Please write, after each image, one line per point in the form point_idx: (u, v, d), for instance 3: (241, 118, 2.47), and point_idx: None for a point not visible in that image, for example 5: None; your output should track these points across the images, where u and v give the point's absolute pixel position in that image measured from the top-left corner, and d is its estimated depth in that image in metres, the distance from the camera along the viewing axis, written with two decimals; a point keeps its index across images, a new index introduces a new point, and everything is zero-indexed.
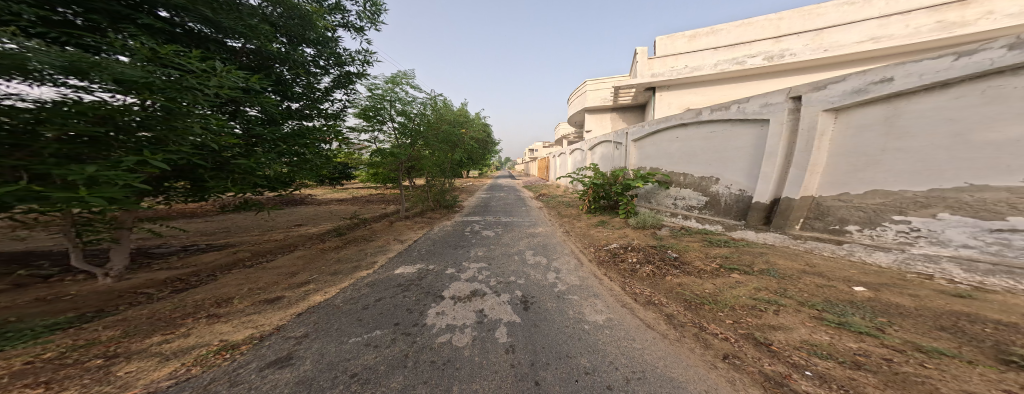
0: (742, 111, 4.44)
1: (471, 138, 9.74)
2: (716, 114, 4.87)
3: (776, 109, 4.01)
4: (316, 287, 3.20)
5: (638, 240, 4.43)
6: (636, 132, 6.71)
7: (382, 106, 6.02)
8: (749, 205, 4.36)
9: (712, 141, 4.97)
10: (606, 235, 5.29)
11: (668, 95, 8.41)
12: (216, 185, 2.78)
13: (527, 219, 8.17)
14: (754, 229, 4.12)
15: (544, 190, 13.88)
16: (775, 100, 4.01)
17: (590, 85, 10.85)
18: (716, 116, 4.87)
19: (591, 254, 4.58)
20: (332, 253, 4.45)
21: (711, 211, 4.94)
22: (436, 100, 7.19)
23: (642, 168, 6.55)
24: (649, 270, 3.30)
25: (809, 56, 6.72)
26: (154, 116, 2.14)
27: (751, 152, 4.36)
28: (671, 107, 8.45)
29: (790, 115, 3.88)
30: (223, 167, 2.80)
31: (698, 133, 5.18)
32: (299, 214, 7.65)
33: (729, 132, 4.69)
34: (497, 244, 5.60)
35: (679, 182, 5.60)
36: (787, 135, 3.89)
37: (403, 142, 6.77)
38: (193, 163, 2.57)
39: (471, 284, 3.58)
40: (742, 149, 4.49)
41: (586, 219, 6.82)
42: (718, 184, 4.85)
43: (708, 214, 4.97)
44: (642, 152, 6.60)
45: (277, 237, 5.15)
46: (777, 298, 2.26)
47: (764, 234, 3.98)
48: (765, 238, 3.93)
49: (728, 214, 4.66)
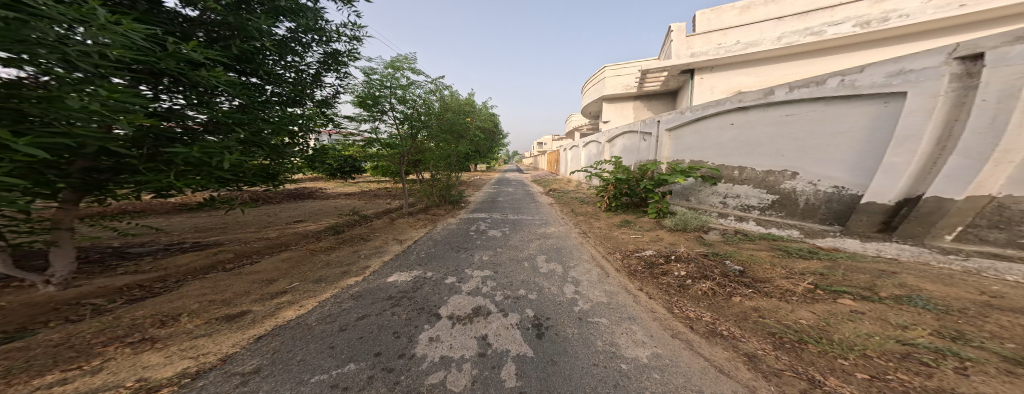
0: (850, 85, 3.42)
1: (477, 128, 9.12)
2: (798, 93, 3.87)
3: (924, 76, 2.91)
4: (291, 300, 2.69)
5: (680, 247, 3.64)
6: (673, 120, 5.80)
7: (376, 92, 5.43)
8: (852, 207, 3.43)
9: (787, 126, 4.03)
10: (639, 238, 4.49)
11: (711, 78, 7.43)
12: (151, 180, 2.12)
13: (539, 217, 7.49)
14: (860, 238, 3.22)
15: (557, 184, 13.13)
16: (929, 64, 2.89)
17: (608, 71, 9.78)
18: (798, 95, 3.88)
19: (618, 262, 3.84)
20: (322, 254, 3.96)
21: (779, 212, 4.08)
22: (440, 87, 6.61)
23: (679, 161, 5.65)
24: (707, 288, 2.52)
25: (929, 16, 5.19)
26: (16, 85, 1.58)
27: (856, 137, 3.40)
28: (716, 91, 7.45)
29: (956, 82, 2.74)
30: (154, 157, 2.16)
31: (767, 118, 4.25)
32: (303, 208, 7.34)
33: (821, 113, 3.70)
34: (505, 247, 4.97)
35: (732, 177, 4.74)
36: (944, 112, 2.79)
37: (403, 135, 6.34)
38: (108, 149, 1.95)
39: (474, 299, 2.96)
40: (838, 134, 3.54)
41: (611, 218, 6.04)
42: (796, 179, 3.92)
43: (774, 216, 4.13)
44: (680, 143, 5.70)
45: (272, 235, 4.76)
46: (955, 348, 1.41)
47: (880, 245, 3.07)
48: (884, 251, 3.00)
49: (809, 216, 3.79)
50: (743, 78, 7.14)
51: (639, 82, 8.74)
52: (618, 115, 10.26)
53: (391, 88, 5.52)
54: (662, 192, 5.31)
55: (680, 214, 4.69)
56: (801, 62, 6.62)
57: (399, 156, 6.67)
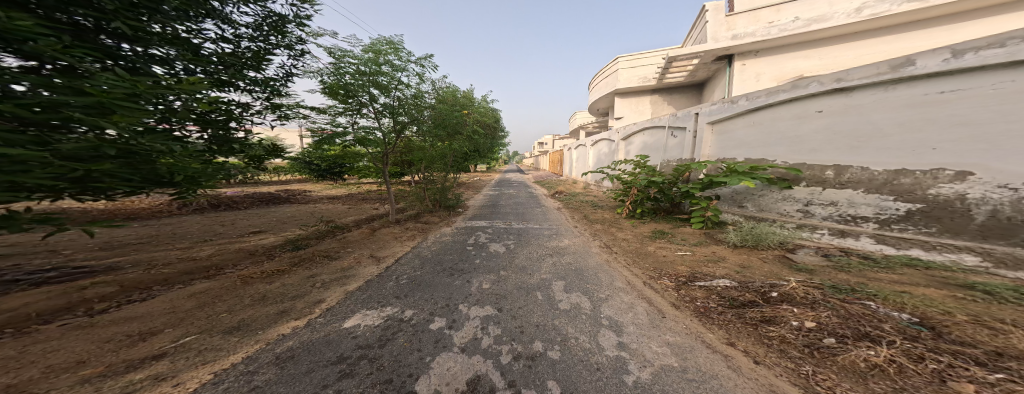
0: None
1: (475, 123, 8.17)
2: (974, 57, 2.59)
3: None
4: (161, 373, 1.56)
5: (761, 275, 2.62)
6: (725, 111, 4.79)
7: (345, 78, 4.43)
8: None
9: (943, 106, 2.78)
10: (690, 257, 3.46)
11: (759, 63, 6.33)
12: None
13: (548, 225, 6.45)
14: None
15: (562, 186, 12.18)
16: None
17: (622, 62, 8.81)
18: (972, 61, 2.60)
19: (672, 294, 2.80)
20: (263, 280, 2.85)
21: (930, 227, 2.85)
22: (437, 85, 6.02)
23: (728, 160, 4.75)
24: (879, 360, 1.45)
25: None
26: None
27: None
28: (764, 78, 6.36)
29: None
30: None
31: (899, 98, 3.05)
32: (271, 214, 6.21)
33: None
34: (512, 268, 3.90)
35: (825, 179, 3.59)
36: None
37: (387, 133, 5.40)
38: None
39: (473, 365, 1.89)
40: None
41: (640, 229, 5.04)
42: (968, 182, 2.67)
43: (911, 232, 2.95)
44: (736, 138, 4.67)
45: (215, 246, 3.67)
46: None
47: None
48: None
49: (990, 236, 2.56)
50: (801, 62, 6.14)
51: (659, 77, 7.86)
52: (633, 111, 9.43)
53: (368, 71, 4.52)
54: (710, 198, 4.31)
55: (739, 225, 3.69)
56: (887, 39, 5.56)
57: (383, 154, 5.68)
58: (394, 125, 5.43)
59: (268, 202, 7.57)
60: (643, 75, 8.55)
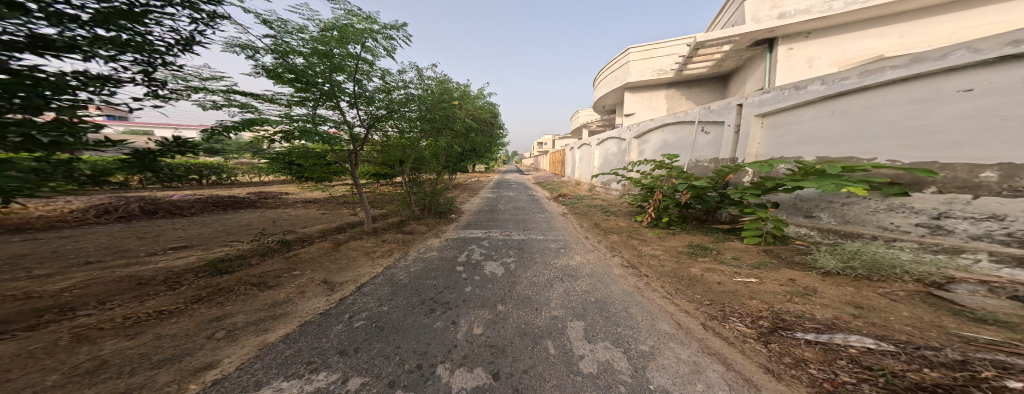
0: None
1: (470, 117, 7.26)
2: None
3: None
4: None
5: (903, 323, 1.68)
6: (794, 98, 3.69)
7: (290, 61, 3.41)
8: None
9: None
10: (758, 286, 2.53)
11: (814, 45, 5.23)
12: None
13: (554, 236, 5.49)
14: None
15: (566, 188, 11.32)
16: None
17: (633, 53, 8.04)
18: None
19: (758, 349, 1.85)
20: (118, 334, 1.82)
21: None
22: (423, 76, 5.31)
23: (787, 159, 3.80)
24: None
25: None
26: None
27: None
28: (819, 63, 5.25)
29: None
30: None
31: None
32: (221, 218, 5.15)
33: None
34: (514, 303, 2.92)
35: (952, 184, 2.53)
36: None
37: (358, 128, 4.43)
38: None
39: None
40: None
41: (670, 245, 4.15)
42: None
43: None
44: (806, 132, 3.58)
45: (98, 269, 2.63)
46: None
47: None
48: None
49: None
50: (875, 41, 4.93)
51: (676, 70, 7.08)
52: (644, 106, 8.64)
53: (326, 52, 3.50)
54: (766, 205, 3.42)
55: (820, 248, 2.76)
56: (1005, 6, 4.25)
57: (351, 153, 4.66)
58: (367, 117, 4.44)
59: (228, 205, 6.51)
60: (658, 66, 7.76)
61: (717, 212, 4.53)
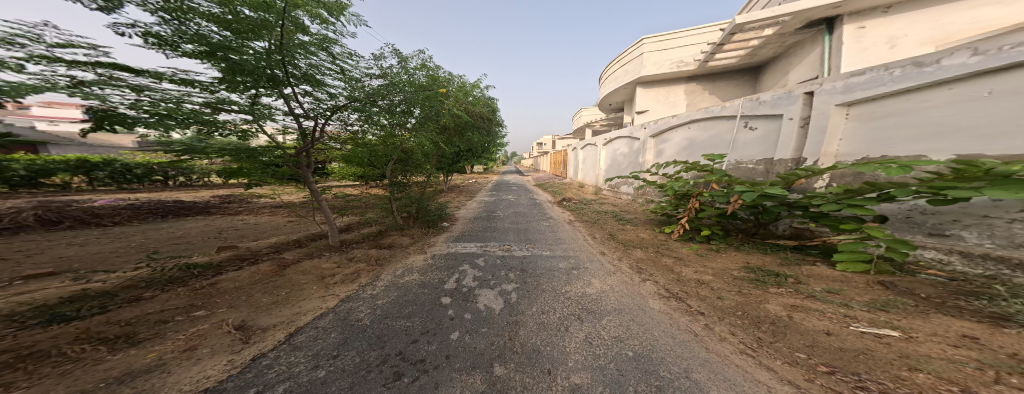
0: None
1: (468, 107, 6.49)
2: None
3: None
4: None
5: None
6: (907, 79, 2.75)
7: (193, 28, 2.44)
8: None
9: None
10: (905, 347, 1.61)
11: (899, 22, 4.39)
12: None
13: (564, 251, 4.54)
14: None
15: (569, 191, 10.42)
16: None
17: (648, 44, 7.47)
18: None
19: None
20: None
21: None
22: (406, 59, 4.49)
23: (884, 158, 2.89)
24: None
25: None
26: None
27: None
28: (903, 42, 4.38)
29: None
30: None
31: None
32: (147, 225, 4.11)
33: None
34: (525, 371, 1.90)
35: None
36: None
37: (307, 122, 3.35)
38: None
39: None
40: None
41: (718, 266, 3.21)
42: None
43: None
44: (932, 122, 2.62)
45: None
46: None
47: None
48: None
49: None
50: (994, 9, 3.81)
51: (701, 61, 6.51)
52: (661, 102, 8.21)
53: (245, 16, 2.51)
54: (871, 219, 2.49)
55: (1000, 298, 1.81)
56: None
57: (306, 151, 3.62)
58: (322, 107, 3.43)
59: (171, 206, 5.43)
60: (677, 58, 7.11)
61: (772, 224, 3.59)
